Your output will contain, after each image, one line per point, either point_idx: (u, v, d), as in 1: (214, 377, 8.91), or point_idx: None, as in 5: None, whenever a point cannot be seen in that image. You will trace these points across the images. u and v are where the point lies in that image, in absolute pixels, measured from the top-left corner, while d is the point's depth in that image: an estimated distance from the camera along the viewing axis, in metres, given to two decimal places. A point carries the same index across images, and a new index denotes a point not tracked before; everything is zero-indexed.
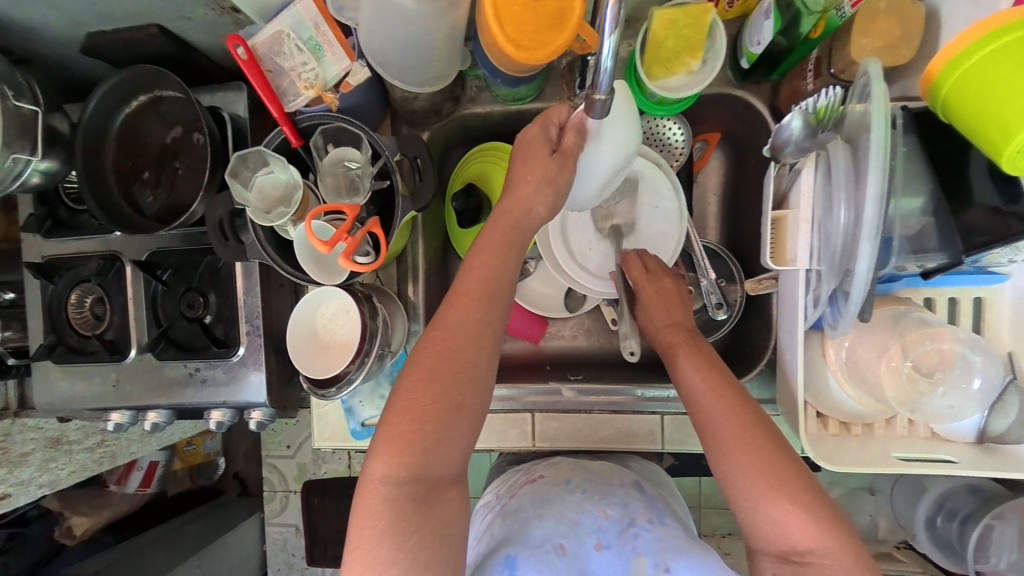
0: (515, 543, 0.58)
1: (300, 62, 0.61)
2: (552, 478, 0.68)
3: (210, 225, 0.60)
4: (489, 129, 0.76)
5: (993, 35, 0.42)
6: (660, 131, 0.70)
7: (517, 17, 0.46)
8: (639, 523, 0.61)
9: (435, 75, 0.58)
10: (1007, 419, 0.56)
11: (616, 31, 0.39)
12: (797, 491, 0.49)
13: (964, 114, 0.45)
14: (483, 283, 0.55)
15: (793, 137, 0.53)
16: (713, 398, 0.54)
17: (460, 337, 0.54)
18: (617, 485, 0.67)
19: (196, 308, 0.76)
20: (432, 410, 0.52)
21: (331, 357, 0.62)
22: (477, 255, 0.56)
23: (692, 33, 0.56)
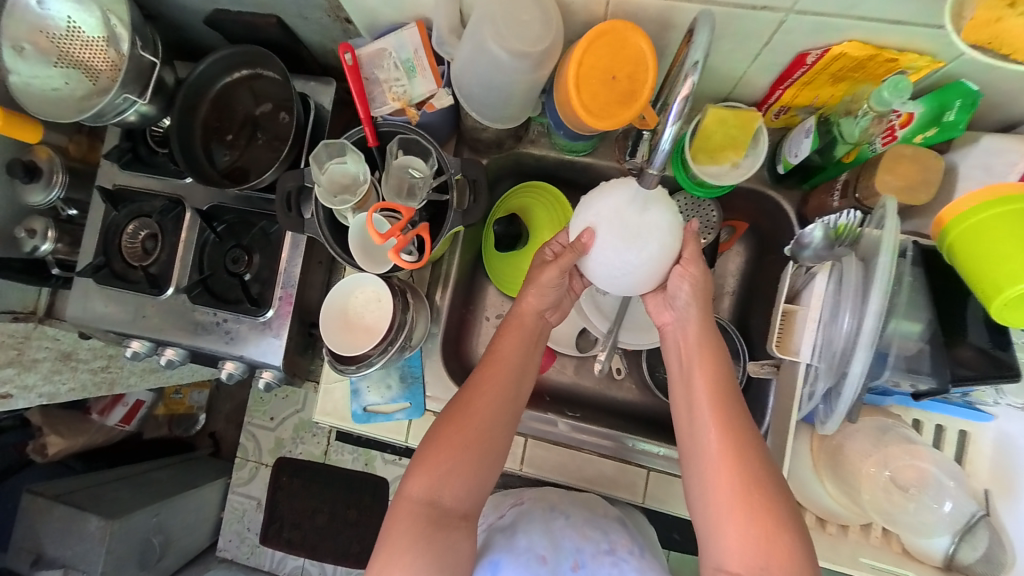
0: (501, 549, 0.63)
1: (394, 77, 0.68)
2: (539, 502, 0.71)
3: (279, 193, 0.67)
4: (541, 169, 0.83)
5: (995, 202, 0.48)
6: (697, 210, 0.77)
7: (594, 88, 0.53)
8: (619, 552, 0.64)
9: (508, 115, 0.66)
10: (976, 551, 0.57)
11: (679, 121, 0.45)
12: (765, 512, 0.51)
13: (965, 260, 0.50)
14: (514, 366, 0.63)
15: (813, 244, 0.58)
16: (714, 407, 0.56)
17: (489, 394, 0.61)
18: (601, 515, 0.70)
19: (240, 264, 0.82)
20: (452, 449, 0.58)
21: (353, 338, 0.67)
22: (508, 332, 0.65)
23: (739, 133, 0.65)
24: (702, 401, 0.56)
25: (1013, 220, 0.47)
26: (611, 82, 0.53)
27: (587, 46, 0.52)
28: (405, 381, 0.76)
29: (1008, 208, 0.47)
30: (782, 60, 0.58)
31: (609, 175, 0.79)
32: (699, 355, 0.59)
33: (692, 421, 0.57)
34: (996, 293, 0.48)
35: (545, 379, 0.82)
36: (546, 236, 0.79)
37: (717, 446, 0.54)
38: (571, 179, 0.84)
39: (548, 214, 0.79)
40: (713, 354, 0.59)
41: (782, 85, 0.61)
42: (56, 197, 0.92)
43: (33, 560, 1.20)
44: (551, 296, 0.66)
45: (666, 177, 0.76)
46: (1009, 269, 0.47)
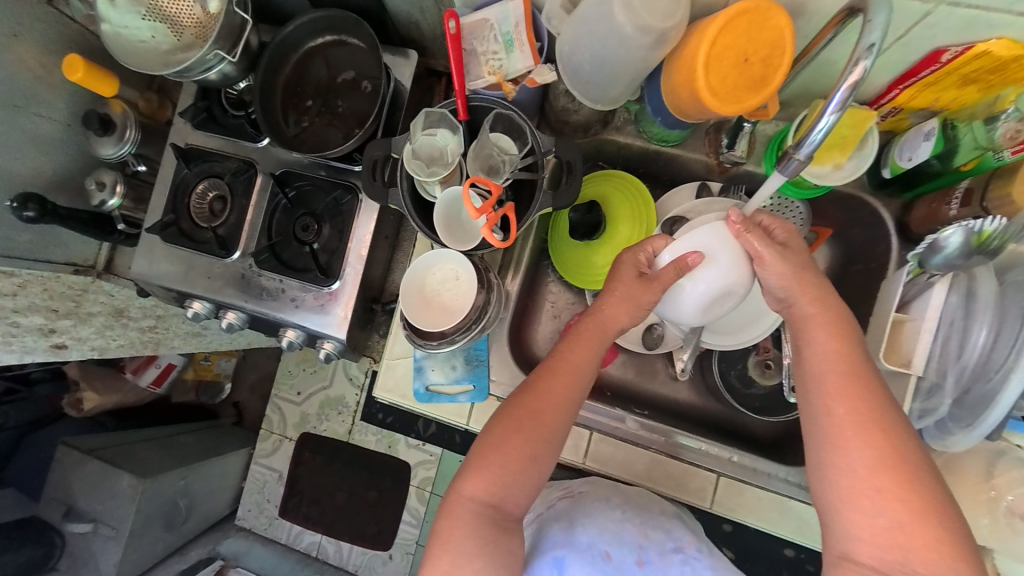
0: (562, 546, 0.60)
1: (492, 50, 0.66)
2: (593, 494, 0.67)
3: (367, 161, 0.67)
4: (620, 158, 0.80)
5: None
6: (784, 211, 0.74)
7: (725, 69, 0.51)
8: (688, 551, 0.61)
9: (611, 97, 0.63)
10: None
11: (839, 110, 0.43)
12: (909, 492, 0.47)
13: None
14: (579, 363, 0.59)
15: (946, 251, 0.53)
16: (840, 380, 0.51)
17: (552, 385, 0.58)
18: (658, 512, 0.66)
19: (309, 233, 0.81)
20: (514, 447, 0.56)
21: (425, 314, 0.65)
22: (572, 339, 0.60)
23: (850, 133, 0.63)
24: (820, 374, 0.52)
25: None
26: (743, 65, 0.51)
27: (725, 23, 0.50)
28: (469, 364, 0.74)
29: None
30: (914, 55, 0.55)
31: (693, 168, 0.77)
32: (811, 324, 0.54)
33: (809, 390, 0.53)
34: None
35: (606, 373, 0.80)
36: (623, 229, 0.77)
37: (844, 415, 0.50)
38: (650, 170, 0.81)
39: (628, 205, 0.77)
40: (825, 319, 0.54)
41: (903, 84, 0.58)
42: (129, 151, 0.90)
43: (64, 511, 1.21)
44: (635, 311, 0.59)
45: (756, 175, 0.74)
46: None
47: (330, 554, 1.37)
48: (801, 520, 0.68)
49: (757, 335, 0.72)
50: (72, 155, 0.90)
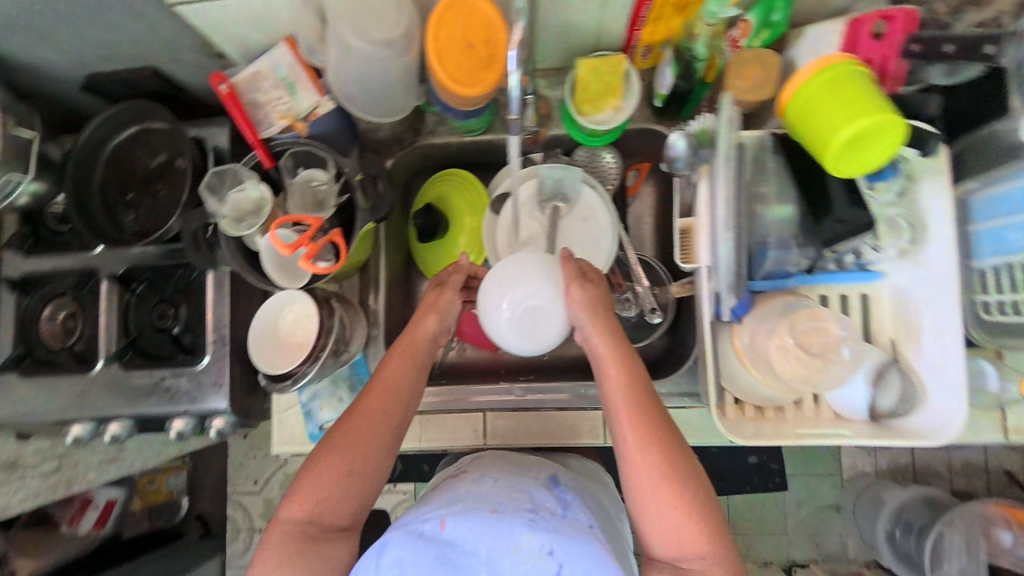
0: (400, 526, 0.57)
1: (275, 97, 0.69)
2: (473, 472, 0.66)
3: (185, 236, 0.67)
4: (448, 157, 0.85)
5: (820, 71, 0.51)
6: (597, 160, 0.82)
7: (456, 56, 0.56)
8: (539, 511, 0.58)
9: (393, 107, 0.68)
10: (891, 395, 0.60)
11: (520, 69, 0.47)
12: (687, 499, 0.52)
13: (805, 133, 0.52)
14: (395, 379, 0.62)
15: (680, 155, 0.63)
16: (631, 408, 0.54)
17: (369, 404, 0.60)
18: (530, 476, 0.65)
19: (166, 318, 0.80)
20: (330, 466, 0.57)
21: (275, 356, 0.66)
22: (392, 355, 0.63)
23: (613, 78, 0.71)
24: (616, 409, 0.54)
25: (831, 86, 0.50)
26: (470, 50, 0.55)
27: (438, 20, 0.55)
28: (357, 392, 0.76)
29: (828, 75, 0.50)
30: (627, 1, 0.63)
31: (511, 145, 0.82)
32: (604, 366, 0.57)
33: (610, 421, 0.55)
34: (828, 145, 0.49)
35: (499, 354, 0.82)
36: (467, 220, 0.82)
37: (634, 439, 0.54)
38: (480, 160, 0.87)
39: (463, 198, 0.82)
40: (626, 365, 0.56)
41: (637, 26, 0.67)
42: None
43: None
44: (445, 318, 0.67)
45: (562, 135, 0.81)
46: (833, 122, 0.48)
47: None
48: None
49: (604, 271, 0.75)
50: None
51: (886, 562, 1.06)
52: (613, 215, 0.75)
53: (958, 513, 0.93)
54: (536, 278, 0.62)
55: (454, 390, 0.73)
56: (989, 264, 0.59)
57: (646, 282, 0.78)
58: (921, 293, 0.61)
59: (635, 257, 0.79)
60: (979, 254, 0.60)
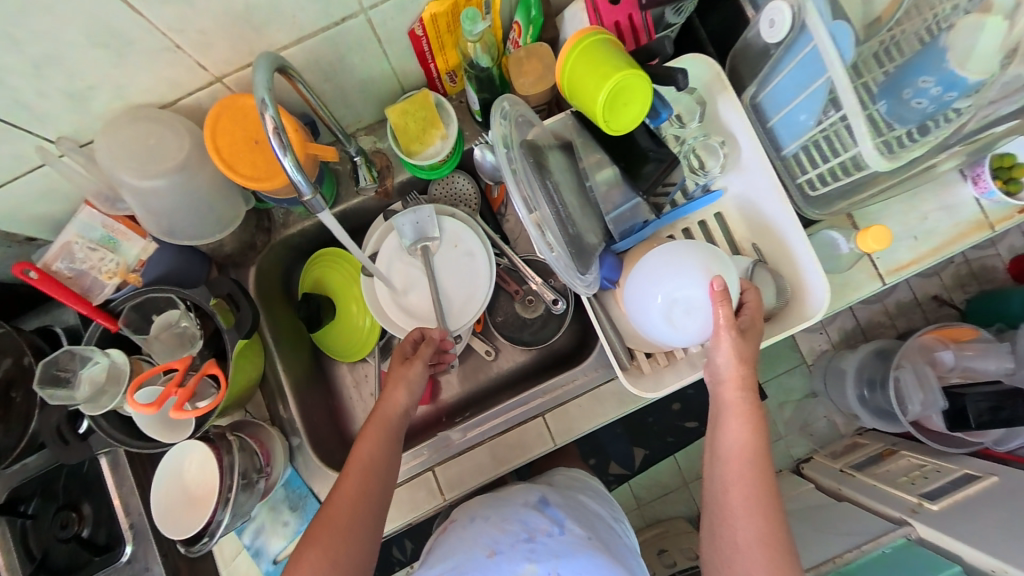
0: None
1: (97, 258, 0.66)
2: (461, 519, 0.65)
3: (46, 434, 0.62)
4: (311, 241, 0.82)
5: (570, 47, 0.54)
6: (452, 185, 0.84)
7: (249, 158, 0.58)
8: (538, 538, 0.58)
9: (222, 221, 0.66)
10: (771, 291, 0.63)
11: (289, 152, 0.47)
12: (774, 556, 0.51)
13: (581, 103, 0.56)
14: (371, 461, 0.59)
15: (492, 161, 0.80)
16: (740, 457, 0.56)
17: (347, 492, 0.57)
18: (517, 505, 0.63)
19: (70, 525, 0.71)
20: (310, 567, 0.52)
21: (183, 517, 0.62)
22: (365, 436, 0.60)
23: (427, 113, 0.73)
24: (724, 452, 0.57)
25: (582, 57, 0.54)
26: (258, 146, 0.58)
27: (216, 133, 0.56)
28: (300, 508, 0.71)
29: (577, 48, 0.54)
30: (405, 41, 0.66)
31: (366, 207, 0.82)
32: (733, 414, 0.58)
33: (714, 466, 0.59)
34: (594, 107, 0.53)
35: (438, 403, 0.81)
36: (354, 290, 0.82)
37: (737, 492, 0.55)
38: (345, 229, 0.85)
39: (342, 275, 0.82)
40: (742, 408, 0.58)
41: (427, 61, 0.68)
42: None
43: None
44: (409, 390, 0.63)
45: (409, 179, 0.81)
46: (593, 87, 0.52)
47: None
48: (620, 395, 0.70)
49: (491, 282, 0.75)
50: None
51: (866, 423, 1.07)
52: (477, 230, 0.77)
53: (901, 355, 0.96)
54: (702, 270, 0.56)
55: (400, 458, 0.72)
56: (794, 147, 0.63)
57: (540, 279, 0.79)
58: (755, 195, 0.65)
59: (523, 261, 0.81)
60: (783, 142, 0.65)
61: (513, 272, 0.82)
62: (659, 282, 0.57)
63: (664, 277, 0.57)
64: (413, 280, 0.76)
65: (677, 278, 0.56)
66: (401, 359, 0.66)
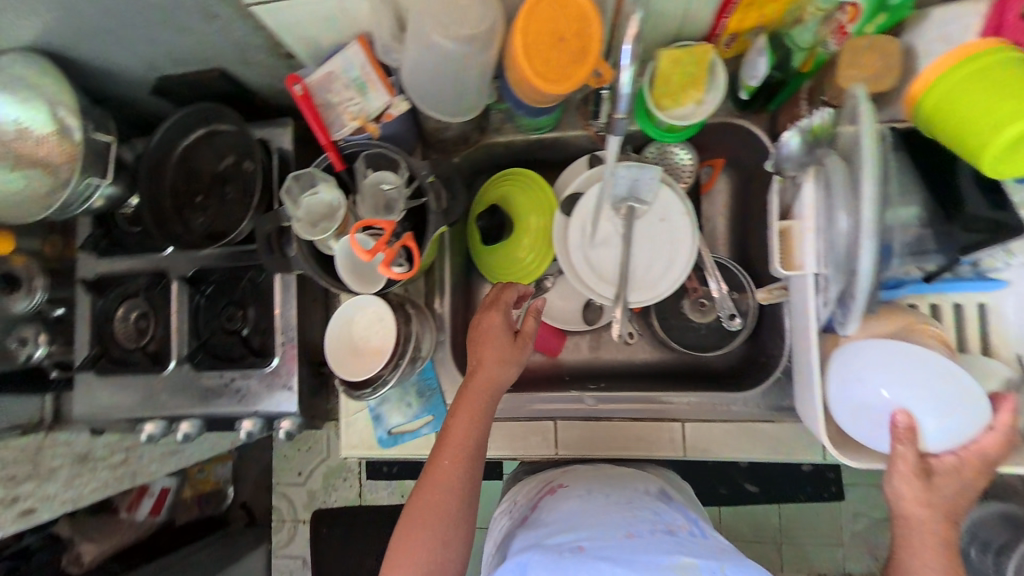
0: (528, 551, 0.59)
1: (347, 97, 0.67)
2: (574, 488, 0.70)
3: (259, 238, 0.67)
4: (510, 155, 0.82)
5: (966, 63, 0.50)
6: (668, 157, 0.77)
7: (544, 53, 0.52)
8: (679, 532, 0.61)
9: (468, 106, 0.65)
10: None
11: None
12: None
13: (951, 133, 0.52)
14: (466, 442, 0.60)
15: (792, 154, 0.56)
16: None
17: (445, 469, 0.59)
18: (643, 492, 0.70)
19: (235, 320, 0.81)
20: (422, 541, 0.56)
21: (348, 362, 0.66)
22: (457, 415, 0.61)
23: (698, 70, 0.66)
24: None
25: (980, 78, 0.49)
26: (560, 45, 0.52)
27: (528, 13, 0.51)
28: (424, 397, 0.75)
29: (979, 66, 0.49)
30: None
31: (577, 143, 0.79)
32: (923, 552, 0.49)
33: None
34: (985, 149, 0.49)
35: (560, 360, 0.81)
36: (535, 220, 0.78)
37: None
38: (544, 157, 0.83)
39: (527, 198, 0.78)
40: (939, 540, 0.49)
41: (726, 12, 0.60)
42: (41, 300, 0.90)
43: None
44: (510, 365, 0.63)
45: (633, 133, 0.76)
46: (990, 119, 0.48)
47: None
48: (776, 440, 0.68)
49: (688, 267, 0.70)
50: None
51: None
52: (690, 209, 0.71)
53: None
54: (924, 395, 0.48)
55: (521, 397, 0.72)
56: None
57: (723, 287, 0.74)
58: None
59: (713, 261, 0.75)
60: None
61: (696, 268, 0.77)
62: (892, 377, 0.50)
63: (909, 378, 0.49)
64: (607, 237, 0.73)
65: (905, 391, 0.49)
66: (496, 334, 0.65)
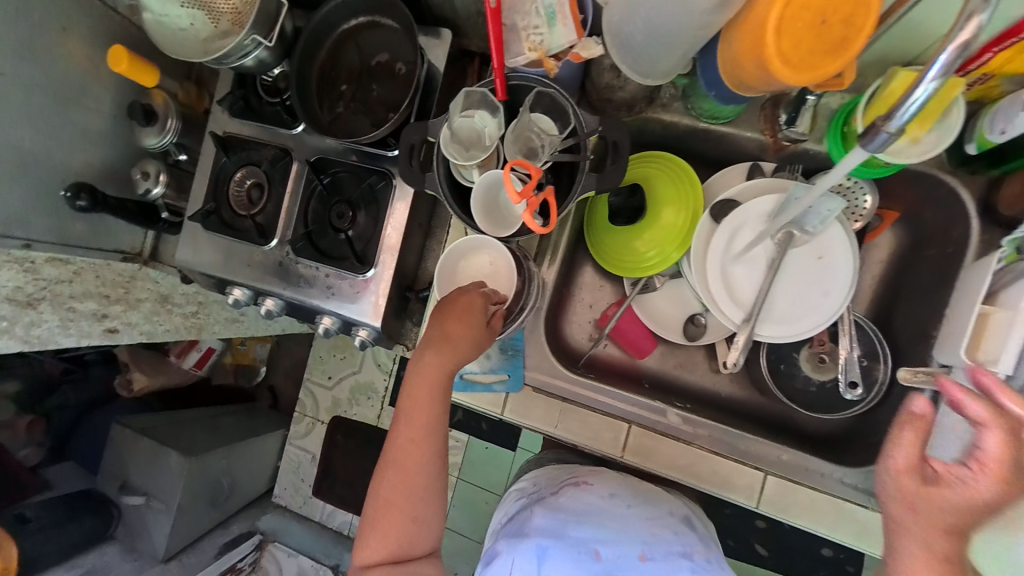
0: (549, 535, 0.59)
1: (533, 25, 0.62)
2: (600, 489, 0.67)
3: (404, 147, 0.65)
4: (665, 138, 0.75)
5: None
6: (849, 195, 0.68)
7: (798, 32, 0.44)
8: (696, 560, 0.60)
9: (663, 70, 0.58)
10: None
11: (940, 77, 0.36)
12: None
13: None
14: (434, 375, 0.63)
15: None
16: None
17: (420, 399, 0.64)
18: (666, 513, 0.66)
19: (344, 221, 0.80)
20: (406, 458, 0.64)
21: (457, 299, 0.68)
22: (431, 353, 0.63)
23: (933, 104, 0.56)
24: None
25: None
26: (821, 28, 0.44)
27: None
28: (505, 353, 0.74)
29: None
30: None
31: (744, 147, 0.71)
32: None
33: None
34: None
35: (638, 363, 0.82)
36: (667, 213, 0.72)
37: None
38: (699, 151, 0.76)
39: (670, 186, 0.72)
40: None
41: (998, 47, 0.52)
42: (169, 142, 0.92)
43: (120, 485, 1.31)
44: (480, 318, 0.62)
45: (815, 154, 0.68)
46: None
47: None
48: (852, 521, 0.67)
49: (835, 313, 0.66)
50: (118, 146, 0.93)
51: None
52: (855, 264, 0.66)
53: None
54: None
55: (615, 394, 0.72)
56: None
57: (851, 351, 0.70)
58: None
59: (851, 319, 0.70)
60: None
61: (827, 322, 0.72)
62: None
63: None
64: (750, 261, 0.69)
65: None
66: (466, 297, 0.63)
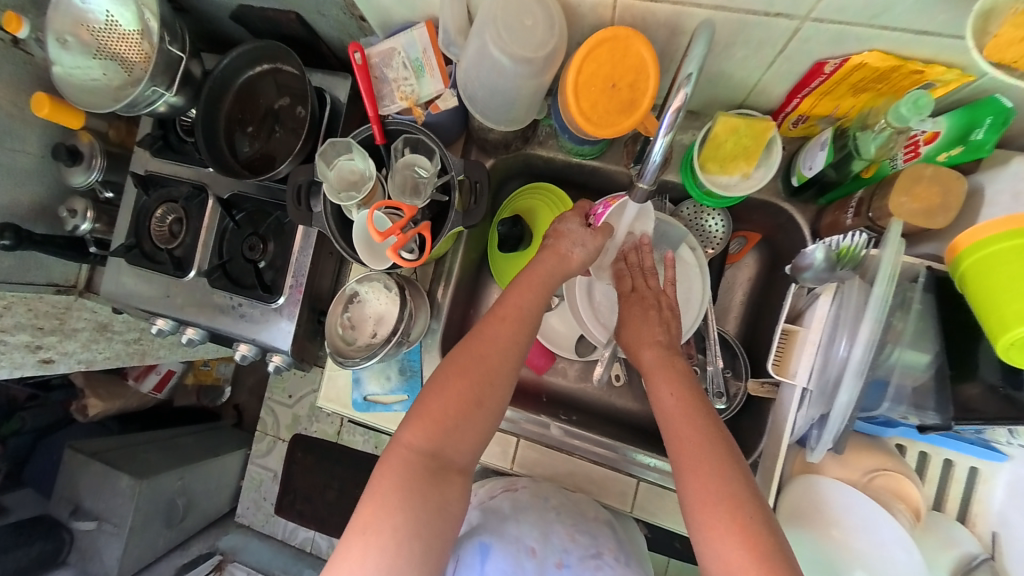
0: (491, 533, 0.66)
1: (403, 77, 0.68)
2: (532, 491, 0.72)
3: (290, 187, 0.70)
4: (550, 171, 0.82)
5: None
6: (703, 220, 0.76)
7: (594, 95, 0.52)
8: (603, 556, 0.66)
9: (511, 119, 0.63)
10: None
11: (670, 132, 0.46)
12: (711, 458, 0.51)
13: None
14: (520, 309, 0.62)
15: (814, 265, 0.58)
16: (697, 452, 0.52)
17: (499, 331, 0.61)
18: (592, 518, 0.71)
19: (256, 251, 0.86)
20: (458, 399, 0.58)
21: (347, 341, 0.73)
22: (518, 286, 0.63)
23: (752, 144, 0.62)
24: (667, 421, 0.56)
25: None
26: (611, 91, 0.51)
27: (588, 52, 0.50)
28: (405, 374, 0.80)
29: None
30: (797, 69, 0.55)
31: (616, 179, 0.78)
32: (681, 448, 0.53)
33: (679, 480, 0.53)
34: None
35: (544, 380, 0.85)
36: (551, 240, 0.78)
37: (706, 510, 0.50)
38: (582, 182, 0.82)
39: (554, 217, 0.78)
40: (716, 463, 0.51)
41: (799, 94, 0.58)
42: (96, 179, 0.97)
43: (72, 510, 1.34)
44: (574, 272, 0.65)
45: (675, 184, 0.74)
46: None
47: (322, 550, 1.45)
48: None
49: (691, 330, 0.72)
50: (48, 183, 0.98)
51: None
52: (705, 289, 0.73)
53: None
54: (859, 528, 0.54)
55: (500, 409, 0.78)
56: None
57: (720, 363, 0.74)
58: None
59: (717, 333, 0.75)
60: None
61: (698, 336, 0.77)
62: (842, 519, 0.55)
63: (848, 514, 0.55)
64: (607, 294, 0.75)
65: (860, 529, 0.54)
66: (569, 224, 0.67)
